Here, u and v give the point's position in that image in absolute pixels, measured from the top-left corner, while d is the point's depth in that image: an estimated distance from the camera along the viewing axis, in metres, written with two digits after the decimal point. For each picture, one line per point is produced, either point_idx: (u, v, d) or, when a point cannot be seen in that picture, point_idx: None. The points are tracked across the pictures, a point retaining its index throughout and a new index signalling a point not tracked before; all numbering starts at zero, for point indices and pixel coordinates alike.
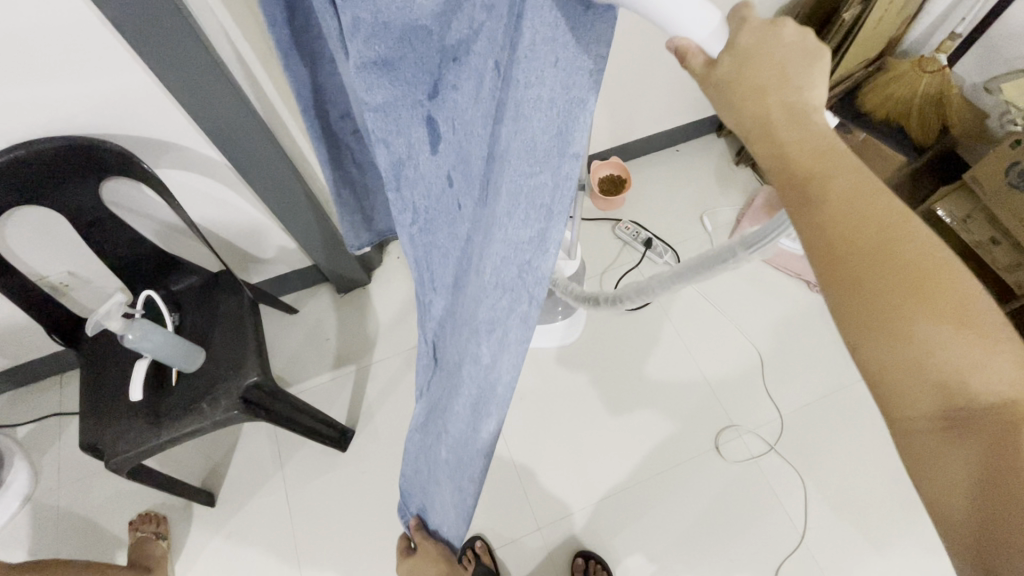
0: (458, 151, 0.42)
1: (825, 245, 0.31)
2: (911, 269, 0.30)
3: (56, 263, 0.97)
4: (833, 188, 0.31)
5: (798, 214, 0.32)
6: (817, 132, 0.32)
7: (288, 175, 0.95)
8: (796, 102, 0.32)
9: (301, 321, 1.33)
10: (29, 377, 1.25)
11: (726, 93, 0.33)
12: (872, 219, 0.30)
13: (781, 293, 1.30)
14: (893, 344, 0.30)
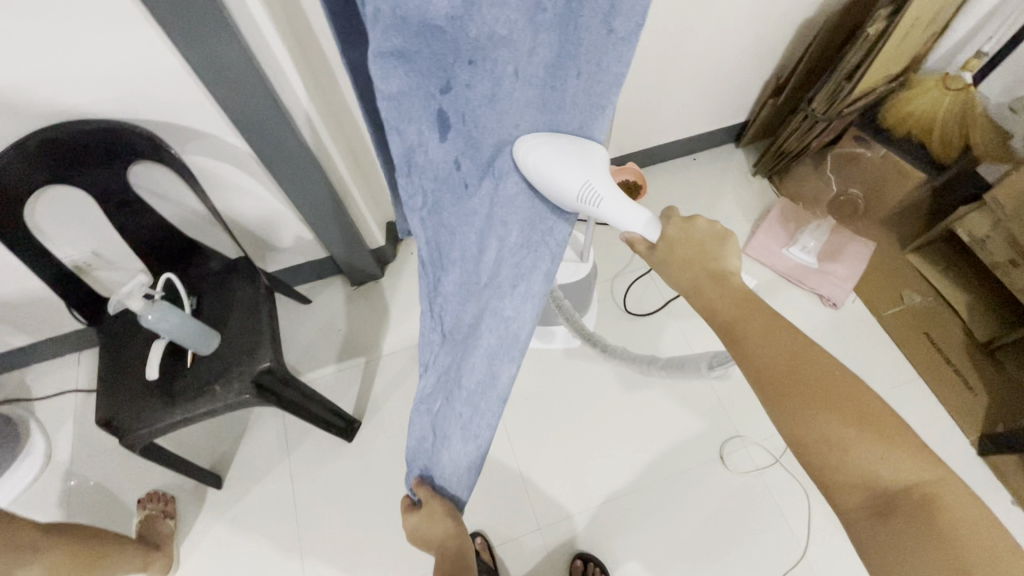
0: (469, 139, 0.46)
1: (756, 370, 0.46)
2: (816, 388, 0.45)
3: (81, 243, 1.00)
4: (755, 332, 0.47)
5: (735, 348, 0.48)
6: (734, 289, 0.49)
7: (310, 167, 0.97)
8: (715, 271, 0.50)
9: (314, 311, 1.35)
10: (47, 352, 1.28)
11: (668, 265, 0.52)
12: (785, 352, 0.46)
13: (792, 306, 1.29)
14: (817, 447, 0.44)
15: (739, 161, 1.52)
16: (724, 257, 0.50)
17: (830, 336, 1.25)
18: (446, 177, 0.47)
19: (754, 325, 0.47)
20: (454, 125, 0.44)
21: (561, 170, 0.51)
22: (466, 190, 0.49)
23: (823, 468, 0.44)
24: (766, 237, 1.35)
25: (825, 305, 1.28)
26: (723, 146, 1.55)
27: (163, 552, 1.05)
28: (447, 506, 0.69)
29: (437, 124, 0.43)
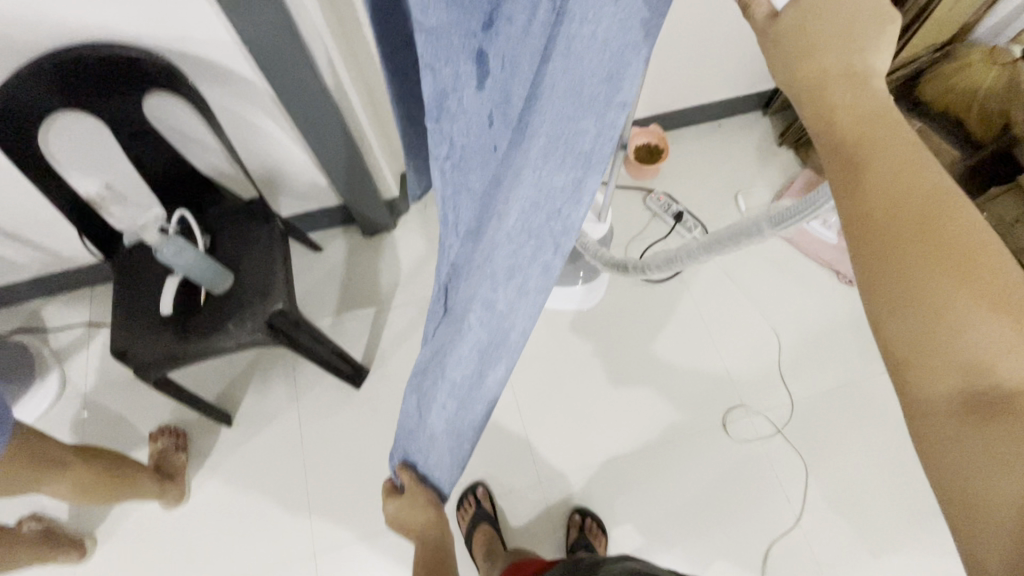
0: (502, 89, 0.39)
1: (862, 208, 0.30)
2: (954, 239, 0.28)
3: (95, 175, 0.99)
4: (880, 154, 0.30)
5: (848, 177, 0.31)
6: (872, 97, 0.31)
7: (329, 109, 0.95)
8: (856, 69, 0.31)
9: (325, 260, 1.35)
10: (62, 284, 1.29)
11: (785, 51, 0.33)
12: (917, 197, 0.29)
13: (806, 281, 1.28)
14: (922, 327, 0.28)
15: (766, 130, 1.48)
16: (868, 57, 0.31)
17: (842, 313, 1.25)
18: (481, 133, 0.43)
19: (883, 155, 0.30)
20: (493, 70, 0.39)
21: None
22: (495, 154, 0.42)
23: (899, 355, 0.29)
24: None
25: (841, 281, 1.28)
26: (751, 113, 1.50)
27: (176, 482, 1.09)
28: (429, 496, 0.74)
29: (477, 67, 0.40)
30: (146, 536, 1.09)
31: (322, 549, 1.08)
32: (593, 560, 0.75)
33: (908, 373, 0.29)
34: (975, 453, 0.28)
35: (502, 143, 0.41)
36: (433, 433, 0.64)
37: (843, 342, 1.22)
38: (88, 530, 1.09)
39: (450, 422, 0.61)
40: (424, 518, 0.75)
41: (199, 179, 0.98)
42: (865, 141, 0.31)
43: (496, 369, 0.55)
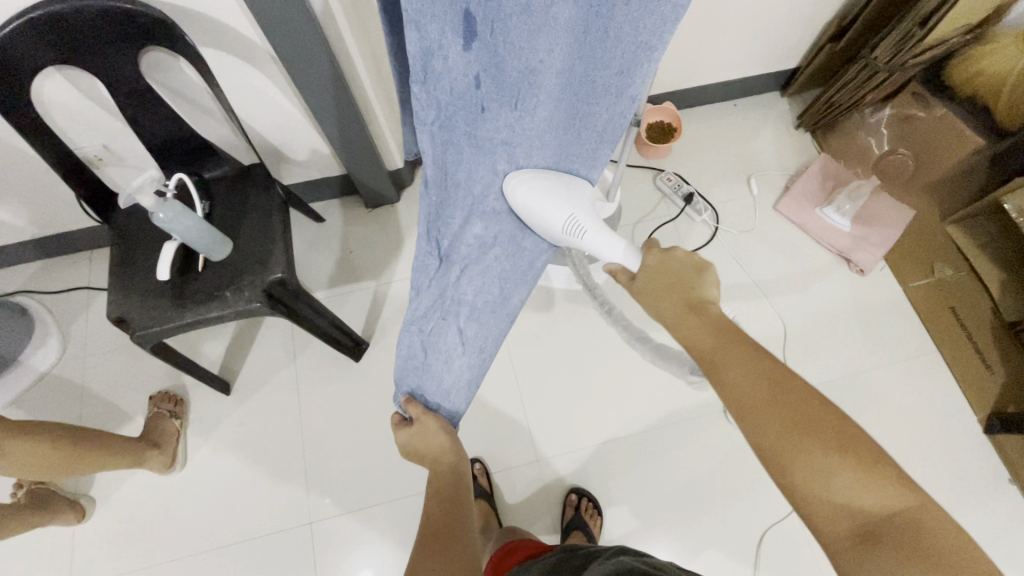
0: (493, 54, 0.43)
1: (733, 399, 0.50)
2: (797, 410, 0.47)
3: (91, 135, 0.96)
4: (732, 361, 0.51)
5: (713, 377, 0.52)
6: (716, 316, 0.55)
7: (333, 74, 0.91)
8: (694, 301, 0.56)
9: (327, 230, 1.33)
10: (61, 247, 1.28)
11: (644, 293, 0.60)
12: (765, 382, 0.49)
13: (816, 268, 1.26)
14: (808, 481, 0.45)
15: (783, 111, 1.43)
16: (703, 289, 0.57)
17: (851, 302, 1.22)
18: (464, 92, 0.46)
19: (734, 358, 0.51)
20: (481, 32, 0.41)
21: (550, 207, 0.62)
22: (482, 113, 0.50)
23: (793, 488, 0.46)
24: (800, 194, 1.30)
25: (852, 271, 1.25)
26: (768, 93, 1.45)
27: (162, 450, 1.07)
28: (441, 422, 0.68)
29: (464, 29, 0.40)
30: (145, 500, 1.10)
31: (318, 519, 1.08)
32: (588, 549, 0.75)
33: (814, 515, 0.46)
34: (880, 560, 0.42)
35: (492, 103, 0.49)
36: (452, 364, 0.67)
37: (850, 332, 1.20)
38: (85, 494, 1.10)
39: (467, 347, 0.67)
40: (438, 447, 0.68)
41: (196, 143, 0.94)
42: (721, 348, 0.52)
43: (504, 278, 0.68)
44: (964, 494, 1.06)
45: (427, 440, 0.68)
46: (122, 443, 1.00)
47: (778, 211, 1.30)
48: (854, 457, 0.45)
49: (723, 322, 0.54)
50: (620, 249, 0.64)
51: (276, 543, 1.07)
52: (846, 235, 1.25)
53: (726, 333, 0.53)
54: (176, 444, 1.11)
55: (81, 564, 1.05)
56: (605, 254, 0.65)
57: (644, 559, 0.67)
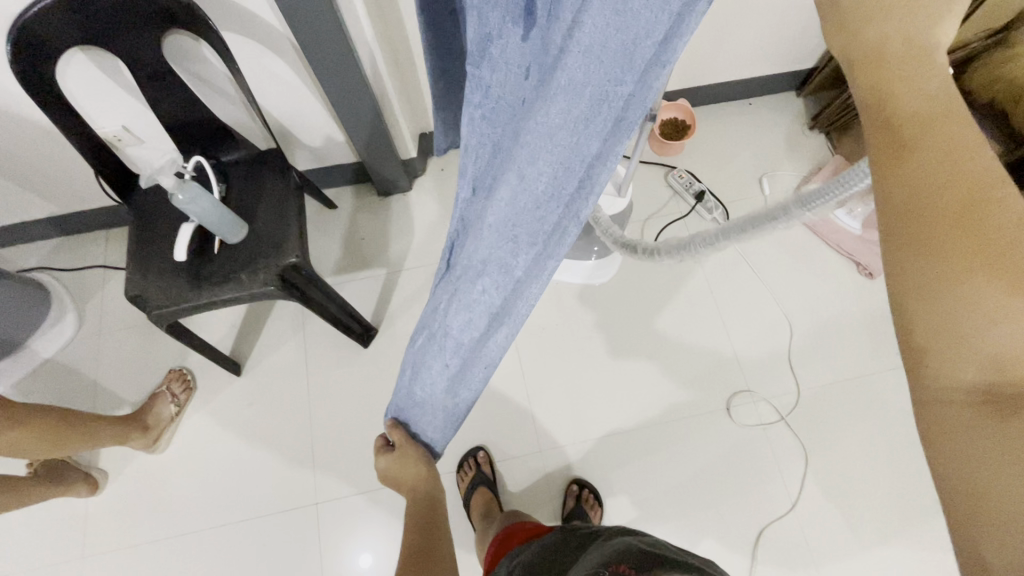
0: (542, 38, 0.35)
1: (897, 199, 0.29)
2: (982, 230, 0.27)
3: (111, 115, 0.97)
4: (934, 145, 0.28)
5: (888, 163, 0.29)
6: (928, 84, 0.29)
7: (351, 61, 0.92)
8: (915, 48, 0.29)
9: (339, 217, 1.34)
10: (80, 226, 1.30)
11: (843, 34, 0.30)
12: (971, 187, 0.27)
13: (825, 270, 1.26)
14: (944, 322, 0.27)
15: (798, 112, 1.42)
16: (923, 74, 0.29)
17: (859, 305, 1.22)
18: (514, 87, 0.40)
19: (936, 148, 0.28)
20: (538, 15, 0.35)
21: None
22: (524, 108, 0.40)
23: (916, 338, 0.29)
24: None
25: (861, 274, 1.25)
26: (784, 93, 1.44)
27: (146, 435, 1.09)
28: (421, 451, 0.81)
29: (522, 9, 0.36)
30: (155, 474, 1.13)
31: (323, 499, 1.11)
32: (588, 531, 0.76)
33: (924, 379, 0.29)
34: (985, 446, 0.27)
35: (531, 96, 0.39)
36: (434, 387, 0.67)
37: (856, 335, 1.20)
38: (97, 466, 1.13)
39: (453, 378, 0.64)
40: (416, 471, 0.82)
41: (214, 126, 0.95)
42: (925, 122, 0.28)
43: (497, 335, 0.55)
44: None
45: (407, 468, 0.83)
46: (104, 424, 1.02)
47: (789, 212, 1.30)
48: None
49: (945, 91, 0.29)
50: None
51: (282, 520, 1.09)
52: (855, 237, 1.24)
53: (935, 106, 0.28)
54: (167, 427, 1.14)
55: (94, 533, 1.08)
56: None
57: (643, 537, 0.69)
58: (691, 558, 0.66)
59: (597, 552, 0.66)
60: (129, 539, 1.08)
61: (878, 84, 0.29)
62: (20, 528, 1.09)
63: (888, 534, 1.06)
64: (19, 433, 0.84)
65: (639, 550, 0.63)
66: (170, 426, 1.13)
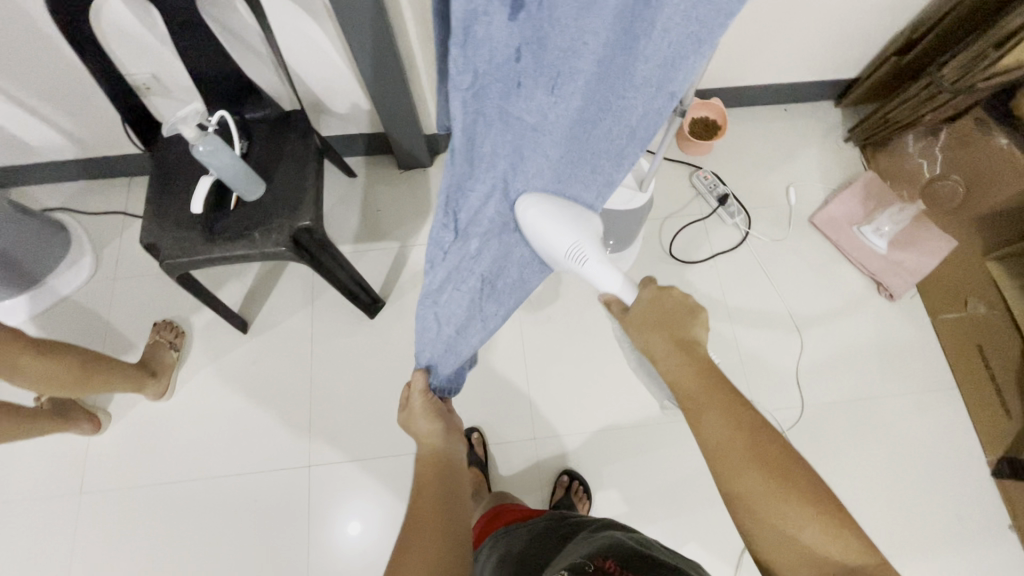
0: (536, 33, 0.42)
1: (714, 448, 0.56)
2: (768, 462, 0.54)
3: (141, 63, 0.98)
4: (714, 406, 0.57)
5: (696, 417, 0.58)
6: (695, 360, 0.60)
7: (382, 27, 0.91)
8: (682, 342, 0.62)
9: (358, 186, 1.34)
10: (103, 170, 1.32)
11: (638, 324, 0.65)
12: (744, 428, 0.55)
13: (843, 287, 1.23)
14: (768, 523, 0.53)
15: (835, 122, 1.38)
16: (693, 327, 0.63)
17: (873, 325, 1.20)
18: (502, 64, 0.43)
19: (714, 410, 0.57)
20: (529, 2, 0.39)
21: (555, 230, 0.64)
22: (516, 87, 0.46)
23: (746, 528, 0.54)
24: (840, 209, 1.26)
25: (881, 294, 1.22)
26: (822, 102, 1.39)
27: (158, 380, 1.12)
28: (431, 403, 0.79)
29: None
30: (156, 421, 1.15)
31: (317, 464, 1.12)
32: (576, 521, 0.76)
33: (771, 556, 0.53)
34: None
35: (528, 79, 0.45)
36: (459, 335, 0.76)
37: (867, 356, 1.18)
38: (104, 408, 1.15)
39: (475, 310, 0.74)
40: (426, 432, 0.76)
41: (240, 82, 0.95)
42: (703, 392, 0.58)
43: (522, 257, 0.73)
44: (957, 533, 1.05)
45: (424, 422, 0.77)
46: (121, 369, 1.03)
47: (814, 223, 1.27)
48: (814, 508, 0.52)
49: (709, 361, 0.60)
50: (615, 276, 0.67)
51: (273, 479, 1.11)
52: (879, 256, 1.22)
53: (708, 373, 0.59)
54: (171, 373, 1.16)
55: (94, 471, 1.11)
56: (603, 283, 0.67)
57: (630, 534, 0.68)
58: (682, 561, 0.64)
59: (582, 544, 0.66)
60: (127, 481, 1.11)
61: (670, 366, 0.61)
62: (24, 458, 1.12)
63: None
64: (38, 360, 0.86)
65: (623, 547, 0.62)
66: (175, 371, 1.16)
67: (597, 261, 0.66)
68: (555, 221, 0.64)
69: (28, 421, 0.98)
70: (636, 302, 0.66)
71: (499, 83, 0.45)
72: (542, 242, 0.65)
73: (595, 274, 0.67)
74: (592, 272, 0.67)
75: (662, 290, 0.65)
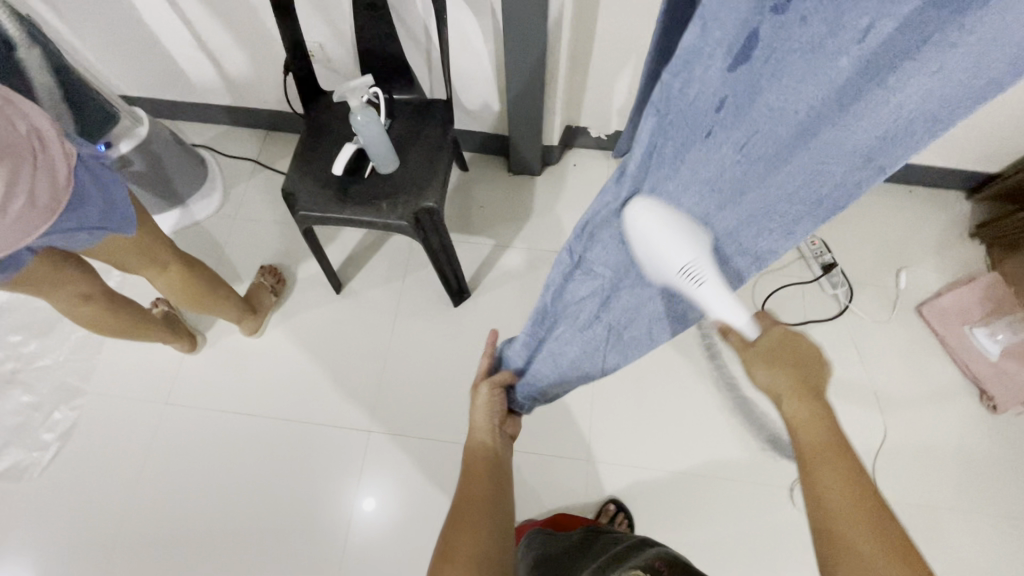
0: (747, 86, 0.45)
1: (822, 522, 0.55)
2: (888, 547, 0.51)
3: (315, 32, 1.07)
4: (831, 476, 0.56)
5: (810, 483, 0.57)
6: (818, 421, 0.59)
7: (540, 37, 0.96)
8: (806, 398, 0.60)
9: (467, 180, 1.40)
10: (247, 120, 1.44)
11: (766, 360, 0.62)
12: (863, 507, 0.54)
13: (940, 385, 1.16)
14: None
15: (962, 214, 1.31)
16: (820, 375, 0.62)
17: (966, 432, 1.13)
18: (702, 110, 0.47)
19: (837, 468, 0.56)
20: (755, 56, 0.42)
21: (672, 241, 0.55)
22: (705, 137, 0.49)
23: None
24: (951, 306, 1.20)
25: (983, 404, 1.14)
26: (952, 191, 1.34)
27: (256, 318, 1.21)
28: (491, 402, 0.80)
29: (739, 51, 0.42)
30: (244, 355, 1.24)
31: (377, 430, 1.17)
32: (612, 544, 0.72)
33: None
34: None
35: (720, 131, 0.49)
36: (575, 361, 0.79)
37: (955, 463, 1.11)
38: (203, 332, 1.26)
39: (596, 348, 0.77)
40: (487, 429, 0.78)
41: (398, 64, 1.03)
42: (818, 461, 0.57)
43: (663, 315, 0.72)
44: None
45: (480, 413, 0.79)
46: (231, 295, 1.14)
47: (920, 312, 1.21)
48: None
49: (833, 424, 0.59)
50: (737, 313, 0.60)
51: (336, 435, 1.17)
52: (986, 362, 1.15)
53: (832, 438, 0.58)
54: (266, 315, 1.25)
55: (182, 386, 1.21)
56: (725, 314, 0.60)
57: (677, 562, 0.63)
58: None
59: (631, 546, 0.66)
60: (207, 403, 1.19)
61: (790, 420, 0.60)
62: (127, 360, 1.23)
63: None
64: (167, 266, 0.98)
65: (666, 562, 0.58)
66: (270, 314, 1.26)
67: (714, 286, 0.58)
68: (668, 228, 0.55)
69: (150, 325, 1.09)
70: (761, 335, 0.63)
71: (687, 125, 0.49)
72: (652, 257, 0.57)
73: (713, 302, 0.59)
74: (708, 296, 0.59)
75: (796, 332, 0.63)
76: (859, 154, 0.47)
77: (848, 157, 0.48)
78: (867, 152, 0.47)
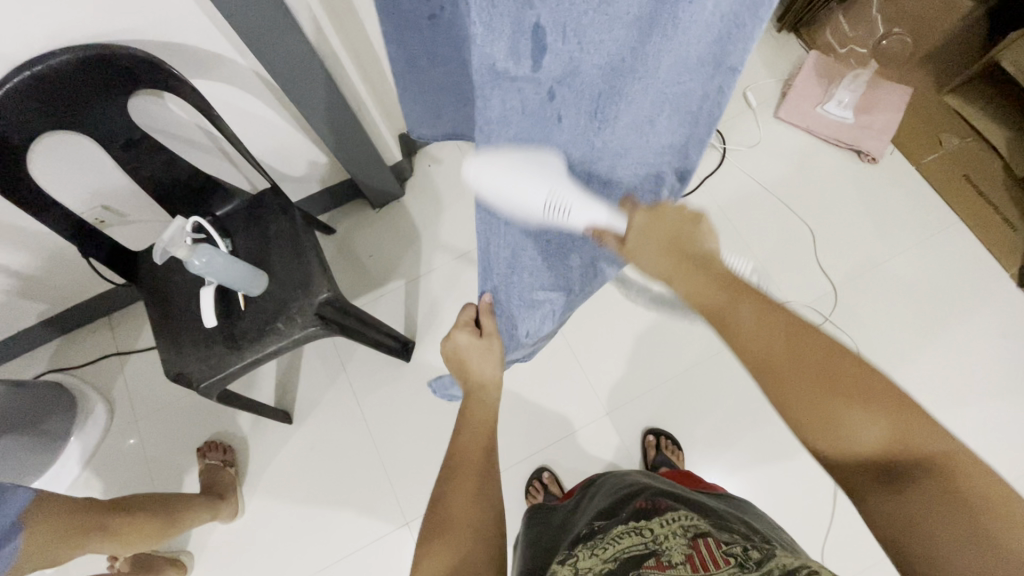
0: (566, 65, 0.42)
1: (750, 360, 0.46)
2: (821, 367, 0.43)
3: (87, 199, 0.92)
4: (748, 311, 0.47)
5: (726, 331, 0.48)
6: (715, 273, 0.50)
7: (323, 80, 0.88)
8: (687, 222, 0.53)
9: (340, 240, 1.30)
10: (78, 320, 1.24)
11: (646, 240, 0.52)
12: (780, 331, 0.46)
13: (828, 164, 1.28)
14: (827, 426, 0.42)
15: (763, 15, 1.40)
16: (702, 240, 0.53)
17: (866, 190, 1.25)
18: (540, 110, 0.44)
19: (743, 313, 0.47)
20: (552, 43, 0.40)
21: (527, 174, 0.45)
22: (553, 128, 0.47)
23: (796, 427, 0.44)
24: (800, 97, 1.30)
25: (865, 161, 1.26)
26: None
27: (229, 500, 1.09)
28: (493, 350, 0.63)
29: (534, 45, 0.39)
30: (239, 541, 1.12)
31: (413, 518, 1.11)
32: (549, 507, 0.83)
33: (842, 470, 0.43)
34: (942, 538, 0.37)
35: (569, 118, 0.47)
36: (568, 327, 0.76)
37: (872, 219, 1.22)
38: (184, 548, 1.11)
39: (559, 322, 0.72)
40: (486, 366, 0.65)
41: (200, 182, 0.91)
42: (723, 303, 0.49)
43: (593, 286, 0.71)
44: (1010, 346, 1.12)
45: (484, 367, 0.64)
46: (190, 499, 1.02)
47: (780, 118, 1.30)
48: (885, 410, 0.41)
49: (726, 272, 0.51)
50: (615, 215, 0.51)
51: (378, 548, 1.10)
52: (851, 125, 1.26)
53: (731, 282, 0.50)
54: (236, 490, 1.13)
55: None
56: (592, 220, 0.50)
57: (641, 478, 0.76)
58: (731, 508, 0.69)
59: (620, 493, 0.70)
60: None
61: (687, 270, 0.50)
62: None
63: (955, 402, 1.09)
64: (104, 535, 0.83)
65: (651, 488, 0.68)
66: (239, 487, 1.13)
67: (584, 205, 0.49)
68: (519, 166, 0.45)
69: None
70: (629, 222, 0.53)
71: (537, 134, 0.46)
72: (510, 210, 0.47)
73: (585, 217, 0.49)
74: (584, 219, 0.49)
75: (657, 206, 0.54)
76: (702, 61, 0.48)
77: (693, 66, 0.49)
78: (712, 57, 0.48)
